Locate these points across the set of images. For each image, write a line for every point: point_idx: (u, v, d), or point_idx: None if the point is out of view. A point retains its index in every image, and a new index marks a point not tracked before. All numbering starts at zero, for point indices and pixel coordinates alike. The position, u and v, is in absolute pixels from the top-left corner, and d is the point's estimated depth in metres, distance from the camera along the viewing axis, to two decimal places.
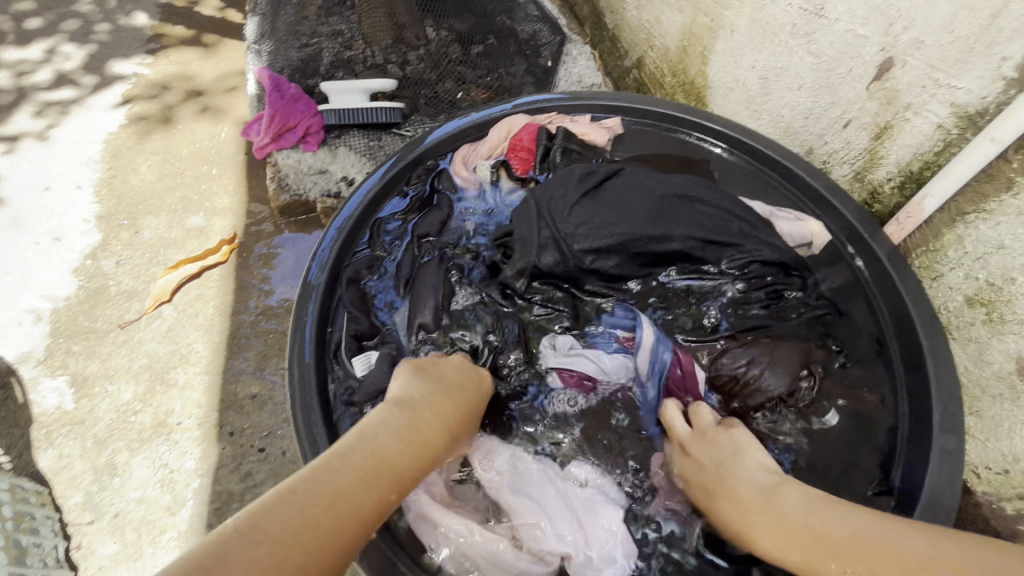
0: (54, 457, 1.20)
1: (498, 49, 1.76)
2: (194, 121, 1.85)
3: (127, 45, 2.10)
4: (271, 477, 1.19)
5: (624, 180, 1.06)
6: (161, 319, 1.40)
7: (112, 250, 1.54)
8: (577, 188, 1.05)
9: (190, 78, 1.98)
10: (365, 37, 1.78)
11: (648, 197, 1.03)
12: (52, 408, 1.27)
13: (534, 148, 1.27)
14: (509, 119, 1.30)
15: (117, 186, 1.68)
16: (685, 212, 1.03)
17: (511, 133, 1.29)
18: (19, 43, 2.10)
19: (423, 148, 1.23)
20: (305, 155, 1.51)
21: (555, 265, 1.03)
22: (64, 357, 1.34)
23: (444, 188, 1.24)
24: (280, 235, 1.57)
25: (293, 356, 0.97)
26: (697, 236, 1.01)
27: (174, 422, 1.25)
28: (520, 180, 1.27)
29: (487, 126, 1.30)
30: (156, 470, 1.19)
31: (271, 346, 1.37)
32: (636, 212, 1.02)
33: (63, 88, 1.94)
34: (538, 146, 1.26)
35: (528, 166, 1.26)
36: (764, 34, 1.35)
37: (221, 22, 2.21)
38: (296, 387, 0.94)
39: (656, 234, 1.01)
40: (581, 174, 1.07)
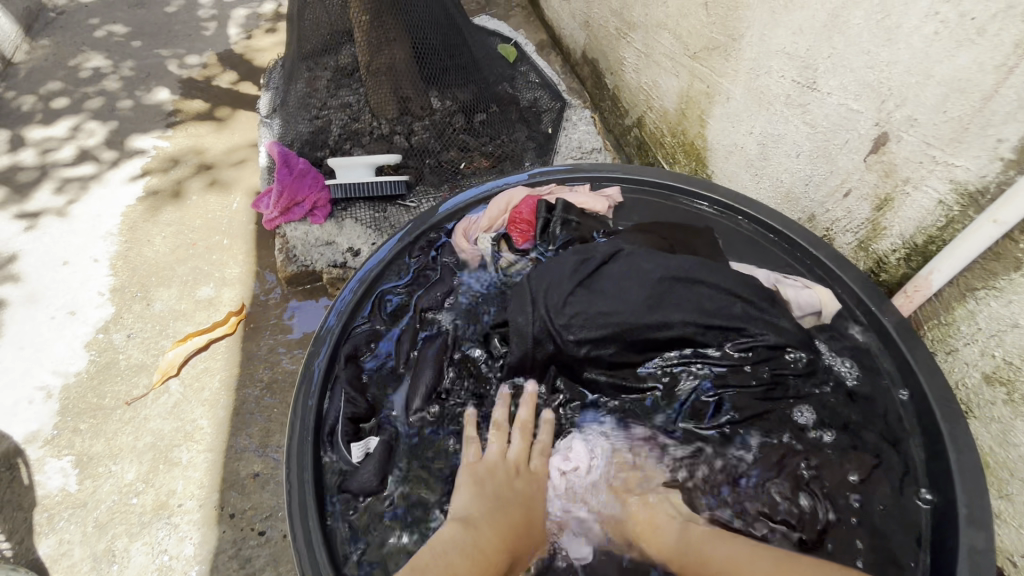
0: (54, 544, 1.19)
1: (500, 117, 1.81)
2: (208, 192, 1.92)
3: (148, 120, 2.21)
4: (270, 563, 1.16)
5: (620, 266, 1.04)
6: (168, 394, 1.41)
7: (123, 323, 1.57)
8: (571, 274, 1.04)
9: (205, 150, 2.08)
10: (372, 109, 1.81)
11: (647, 280, 1.01)
12: (56, 490, 1.26)
13: (534, 220, 1.27)
14: (508, 194, 1.32)
15: (132, 258, 1.73)
16: (686, 296, 1.00)
17: (510, 206, 1.30)
18: (46, 122, 2.22)
19: (433, 219, 1.30)
20: (312, 228, 1.56)
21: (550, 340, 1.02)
22: (70, 436, 1.35)
23: (447, 260, 1.26)
24: (288, 304, 1.60)
25: (290, 440, 0.97)
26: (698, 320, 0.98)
27: (176, 504, 1.23)
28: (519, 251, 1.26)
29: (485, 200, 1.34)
30: (154, 556, 1.17)
31: (274, 421, 1.36)
32: (632, 300, 1.00)
33: (86, 164, 2.04)
34: (537, 219, 1.26)
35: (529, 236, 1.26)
36: (759, 103, 1.38)
37: (236, 94, 2.32)
38: (291, 454, 0.95)
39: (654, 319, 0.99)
40: (576, 261, 1.06)
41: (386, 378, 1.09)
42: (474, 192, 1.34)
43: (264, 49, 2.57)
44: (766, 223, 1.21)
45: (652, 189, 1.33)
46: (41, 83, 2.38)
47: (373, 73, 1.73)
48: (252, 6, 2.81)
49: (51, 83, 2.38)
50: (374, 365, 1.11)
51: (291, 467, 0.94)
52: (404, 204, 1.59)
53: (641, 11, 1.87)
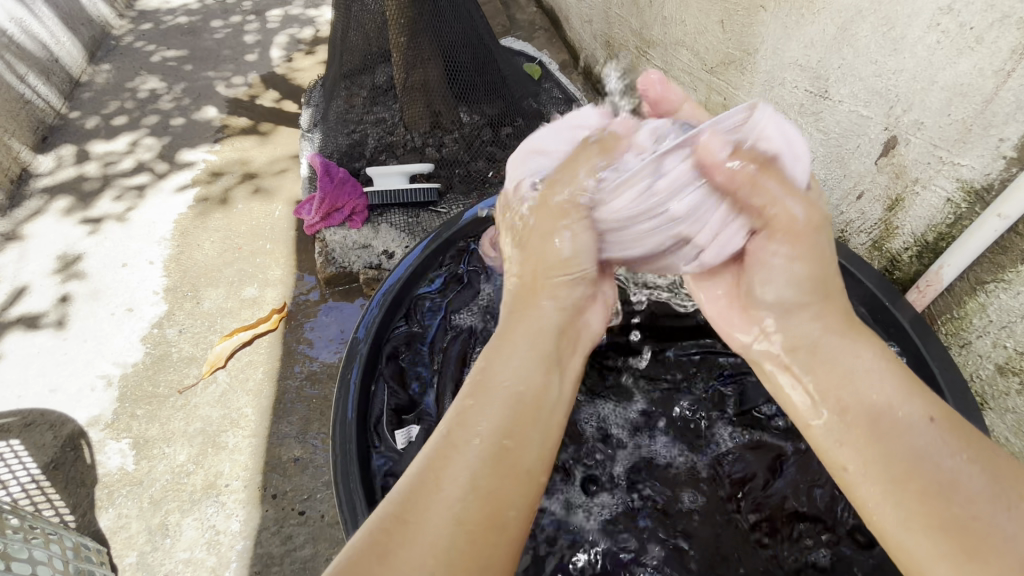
0: (114, 517, 1.29)
1: (526, 130, 1.92)
2: (253, 200, 2.06)
3: (198, 136, 2.39)
4: (310, 540, 1.23)
5: None
6: (216, 384, 1.52)
7: (176, 319, 1.69)
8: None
9: (250, 162, 2.23)
10: (406, 123, 1.94)
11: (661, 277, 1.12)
12: (115, 469, 1.37)
13: None
14: None
15: (184, 261, 1.86)
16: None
17: None
18: (107, 137, 2.41)
19: (456, 229, 1.32)
20: (351, 232, 1.67)
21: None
22: (128, 421, 1.46)
23: (475, 266, 1.32)
24: (325, 303, 1.70)
25: (336, 438, 0.99)
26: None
27: (223, 483, 1.32)
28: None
29: None
30: (204, 531, 1.25)
31: (313, 411, 1.45)
32: None
33: (142, 175, 2.21)
34: None
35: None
36: (774, 113, 1.45)
37: (278, 112, 2.49)
38: (338, 452, 0.97)
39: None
40: None
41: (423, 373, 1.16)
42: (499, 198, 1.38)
43: (304, 71, 2.75)
44: None
45: None
46: (102, 104, 2.59)
47: (410, 90, 1.85)
48: (294, 32, 3.02)
49: (112, 104, 2.58)
50: (410, 365, 1.17)
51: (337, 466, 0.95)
52: (436, 211, 1.69)
53: (660, 29, 1.96)
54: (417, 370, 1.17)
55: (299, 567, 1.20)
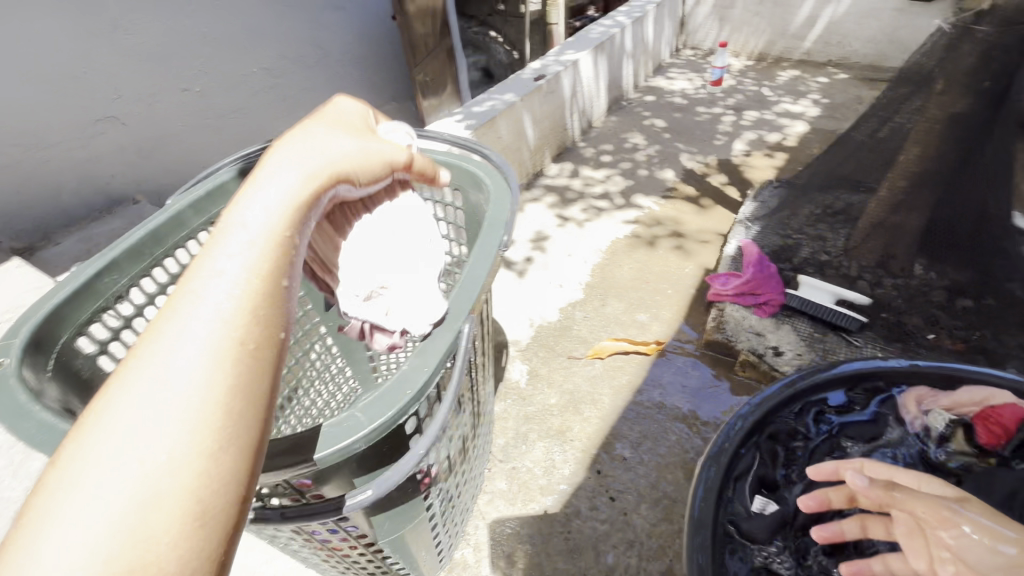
0: (502, 408, 1.84)
1: (999, 313, 1.69)
2: (672, 252, 2.49)
3: (652, 188, 3.00)
4: (609, 521, 1.49)
5: None
6: (593, 367, 1.95)
7: (586, 308, 2.24)
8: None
9: (681, 222, 2.69)
10: (850, 251, 1.97)
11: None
12: (514, 379, 1.95)
13: (1013, 431, 1.14)
14: (988, 389, 1.22)
15: (606, 271, 2.42)
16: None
17: (987, 402, 1.21)
18: (593, 166, 3.29)
19: (887, 368, 1.29)
20: (752, 316, 1.86)
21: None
22: (533, 355, 2.04)
23: (886, 412, 1.28)
24: (693, 357, 1.94)
25: (707, 467, 1.11)
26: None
27: (570, 436, 1.72)
28: (973, 447, 1.20)
29: (959, 381, 1.26)
30: (546, 457, 1.67)
31: (651, 431, 1.71)
32: None
33: (604, 200, 2.94)
34: (1019, 434, 1.13)
35: (995, 442, 1.16)
36: None
37: (720, 193, 2.89)
38: (704, 476, 1.11)
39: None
40: None
41: (792, 469, 1.21)
42: (946, 365, 1.28)
43: (756, 168, 3.08)
44: None
45: None
46: (600, 143, 3.52)
47: (874, 226, 1.87)
48: (760, 133, 3.39)
49: (606, 145, 3.49)
50: (784, 451, 1.22)
51: (699, 490, 1.09)
52: (848, 339, 1.72)
53: None
54: (789, 462, 1.22)
55: (594, 534, 1.47)
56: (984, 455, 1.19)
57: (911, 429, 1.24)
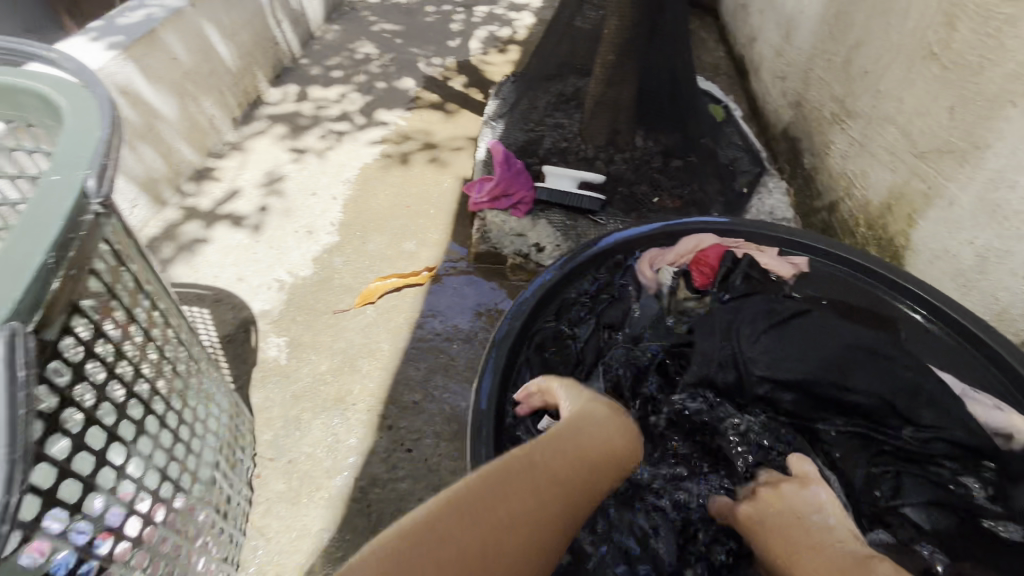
0: (262, 397, 1.50)
1: (698, 167, 1.93)
2: (426, 168, 2.28)
3: (394, 101, 2.69)
4: (410, 476, 1.35)
5: (810, 324, 1.11)
6: (363, 315, 1.71)
7: (344, 251, 1.93)
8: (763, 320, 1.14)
9: (430, 134, 2.47)
10: (584, 135, 2.03)
11: (839, 341, 1.09)
12: (271, 358, 1.60)
13: (717, 266, 1.33)
14: (697, 236, 1.39)
15: (360, 204, 2.12)
16: (869, 368, 1.06)
17: (697, 248, 1.37)
18: (323, 85, 2.80)
19: (614, 244, 1.35)
20: (511, 219, 1.78)
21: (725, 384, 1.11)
22: (290, 322, 1.69)
23: (628, 282, 1.36)
24: (467, 275, 1.84)
25: (487, 372, 1.12)
26: (889, 403, 1.02)
27: (350, 401, 1.49)
28: (694, 291, 1.33)
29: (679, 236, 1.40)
30: (327, 435, 1.42)
31: (438, 365, 1.58)
32: (823, 353, 1.07)
33: (343, 123, 2.54)
34: (720, 266, 1.32)
35: (707, 281, 1.32)
36: (991, 216, 1.33)
37: (465, 97, 2.73)
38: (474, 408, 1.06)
39: (843, 381, 1.04)
40: (763, 311, 1.16)
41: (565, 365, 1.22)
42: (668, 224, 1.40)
43: (495, 66, 2.98)
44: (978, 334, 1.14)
45: (848, 271, 1.33)
46: (326, 56, 3.01)
47: (598, 105, 1.93)
48: (493, 29, 3.28)
49: (333, 58, 2.99)
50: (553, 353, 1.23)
51: (481, 394, 1.08)
52: (594, 220, 1.78)
53: (869, 101, 1.87)
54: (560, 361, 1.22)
55: (397, 495, 1.32)
56: (701, 296, 1.33)
57: (650, 291, 1.34)
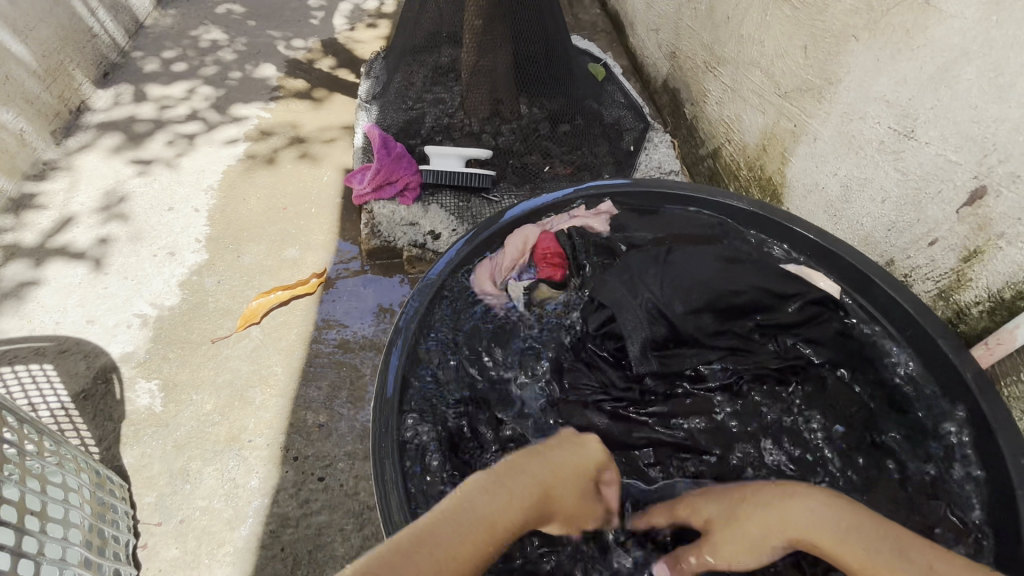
0: (136, 455, 1.30)
1: (585, 129, 1.89)
2: (302, 163, 2.07)
3: (254, 92, 2.40)
4: (326, 507, 1.23)
5: (675, 258, 1.20)
6: (248, 339, 1.52)
7: (216, 269, 1.70)
8: (651, 265, 1.21)
9: (302, 126, 2.24)
10: (466, 109, 1.91)
11: (712, 263, 1.18)
12: (142, 408, 1.38)
13: (560, 250, 1.31)
14: (521, 231, 1.32)
15: (229, 213, 1.87)
16: (742, 270, 1.18)
17: (529, 245, 1.31)
18: (166, 82, 2.43)
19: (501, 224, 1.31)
20: (400, 207, 1.66)
21: (638, 333, 1.14)
22: (160, 362, 1.47)
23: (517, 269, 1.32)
24: (364, 275, 1.70)
25: (395, 341, 1.10)
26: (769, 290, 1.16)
27: (246, 438, 1.33)
28: (559, 288, 1.30)
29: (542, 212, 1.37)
30: (223, 482, 1.26)
31: (343, 378, 1.45)
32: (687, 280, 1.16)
33: (196, 123, 2.23)
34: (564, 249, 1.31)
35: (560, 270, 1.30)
36: (849, 146, 1.41)
37: (336, 80, 2.50)
38: (376, 418, 1.00)
39: (727, 287, 1.15)
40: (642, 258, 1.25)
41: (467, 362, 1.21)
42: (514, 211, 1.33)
43: (365, 42, 2.75)
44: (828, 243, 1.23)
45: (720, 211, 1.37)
46: (164, 47, 2.61)
47: (475, 74, 1.82)
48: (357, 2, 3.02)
49: (173, 49, 2.60)
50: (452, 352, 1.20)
51: (390, 364, 1.06)
52: (488, 198, 1.70)
53: (734, 47, 1.93)
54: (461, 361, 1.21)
55: (315, 530, 1.20)
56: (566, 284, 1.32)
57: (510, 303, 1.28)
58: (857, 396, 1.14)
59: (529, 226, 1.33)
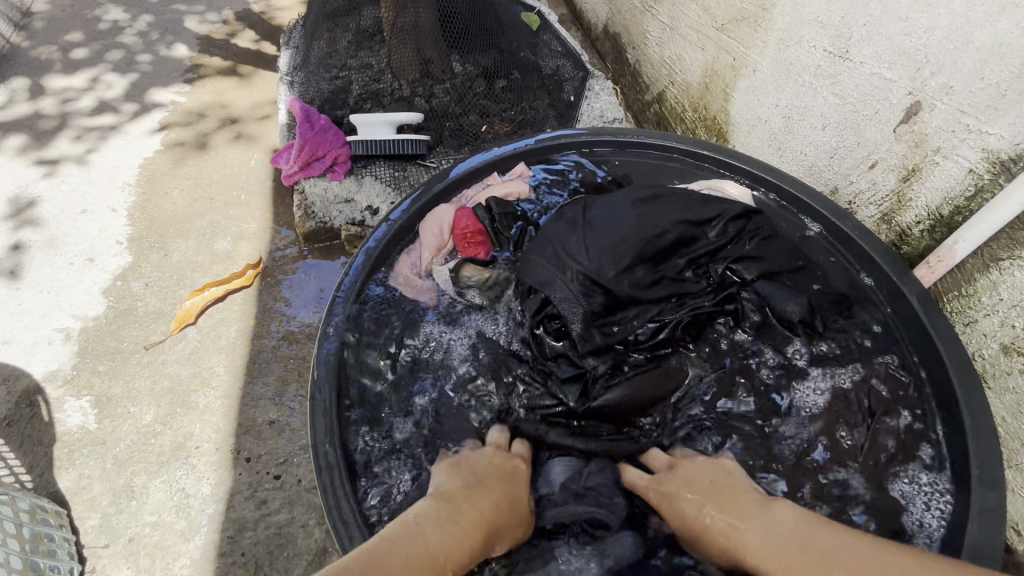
0: (74, 478, 1.21)
1: (522, 84, 1.81)
2: (228, 148, 1.92)
3: (167, 75, 2.20)
4: (286, 505, 1.18)
5: (598, 208, 1.14)
6: (185, 341, 1.43)
7: (142, 271, 1.58)
8: (573, 220, 1.14)
9: (224, 106, 2.07)
10: (395, 71, 1.79)
11: (630, 206, 1.12)
12: (75, 427, 1.29)
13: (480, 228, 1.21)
14: (436, 215, 1.21)
15: (150, 209, 1.73)
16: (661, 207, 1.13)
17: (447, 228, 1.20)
18: (65, 71, 2.21)
19: (444, 182, 1.25)
20: (332, 184, 1.56)
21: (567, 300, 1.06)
22: (90, 377, 1.37)
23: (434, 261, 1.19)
24: (303, 261, 1.60)
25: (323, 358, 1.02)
26: (686, 220, 1.11)
27: (193, 445, 1.26)
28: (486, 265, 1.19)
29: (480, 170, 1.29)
30: (172, 494, 1.19)
31: (291, 372, 1.38)
32: (618, 225, 1.10)
33: (104, 115, 2.04)
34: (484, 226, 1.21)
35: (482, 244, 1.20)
36: (787, 75, 1.36)
37: (256, 53, 2.31)
38: (315, 415, 0.95)
39: (650, 231, 1.09)
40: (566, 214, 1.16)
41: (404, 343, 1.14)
42: (449, 173, 1.26)
43: (285, 10, 2.55)
44: (770, 181, 1.21)
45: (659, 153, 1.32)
46: (59, 33, 2.36)
47: (399, 33, 1.72)
48: None
49: (70, 34, 2.35)
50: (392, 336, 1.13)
51: (319, 379, 0.99)
52: (424, 164, 1.62)
53: None
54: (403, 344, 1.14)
55: (275, 530, 1.15)
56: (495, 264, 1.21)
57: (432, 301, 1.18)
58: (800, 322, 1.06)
59: (443, 207, 1.22)
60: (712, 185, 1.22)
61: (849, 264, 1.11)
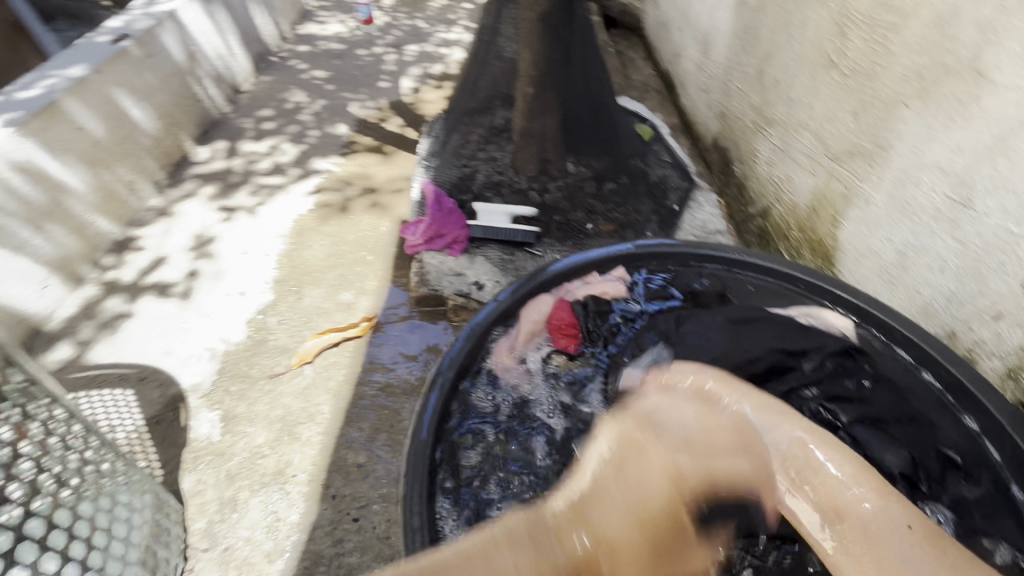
0: (194, 481, 1.40)
1: (630, 188, 1.96)
2: (364, 213, 2.23)
3: (328, 148, 2.64)
4: (359, 548, 1.27)
5: (694, 324, 1.27)
6: (302, 377, 1.62)
7: (279, 309, 1.85)
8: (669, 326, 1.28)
9: (368, 178, 2.43)
10: (514, 165, 2.00)
11: (719, 324, 1.23)
12: (202, 437, 1.49)
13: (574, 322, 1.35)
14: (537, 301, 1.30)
15: (295, 257, 2.04)
16: (754, 334, 1.22)
17: (549, 316, 1.33)
18: (254, 138, 2.73)
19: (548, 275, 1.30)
20: (448, 258, 1.74)
21: None
22: (223, 394, 1.59)
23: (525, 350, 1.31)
24: (410, 321, 1.79)
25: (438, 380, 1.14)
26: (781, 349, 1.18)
27: (291, 473, 1.40)
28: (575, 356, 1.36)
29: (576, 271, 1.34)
30: (266, 514, 1.33)
31: (383, 421, 1.51)
32: (712, 348, 1.21)
33: (276, 175, 2.48)
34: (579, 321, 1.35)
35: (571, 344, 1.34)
36: (902, 212, 1.37)
37: (400, 136, 2.71)
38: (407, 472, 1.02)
39: (742, 356, 1.18)
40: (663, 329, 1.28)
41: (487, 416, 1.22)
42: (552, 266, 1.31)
43: (429, 103, 2.99)
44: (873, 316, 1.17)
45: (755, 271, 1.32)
46: (256, 109, 2.94)
47: (525, 136, 1.89)
48: (425, 67, 3.30)
49: (263, 110, 2.93)
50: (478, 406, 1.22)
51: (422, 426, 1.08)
52: (532, 252, 1.76)
53: (782, 110, 1.94)
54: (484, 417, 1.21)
55: (346, 571, 1.23)
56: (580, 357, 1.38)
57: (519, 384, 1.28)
58: (903, 455, 1.04)
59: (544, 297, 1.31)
60: (807, 312, 1.23)
61: (956, 412, 1.04)
